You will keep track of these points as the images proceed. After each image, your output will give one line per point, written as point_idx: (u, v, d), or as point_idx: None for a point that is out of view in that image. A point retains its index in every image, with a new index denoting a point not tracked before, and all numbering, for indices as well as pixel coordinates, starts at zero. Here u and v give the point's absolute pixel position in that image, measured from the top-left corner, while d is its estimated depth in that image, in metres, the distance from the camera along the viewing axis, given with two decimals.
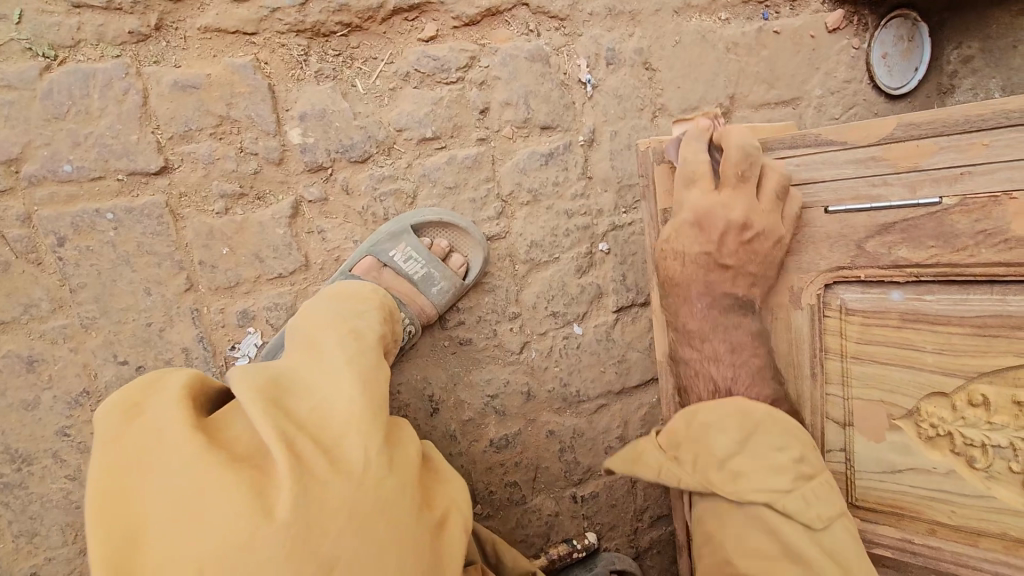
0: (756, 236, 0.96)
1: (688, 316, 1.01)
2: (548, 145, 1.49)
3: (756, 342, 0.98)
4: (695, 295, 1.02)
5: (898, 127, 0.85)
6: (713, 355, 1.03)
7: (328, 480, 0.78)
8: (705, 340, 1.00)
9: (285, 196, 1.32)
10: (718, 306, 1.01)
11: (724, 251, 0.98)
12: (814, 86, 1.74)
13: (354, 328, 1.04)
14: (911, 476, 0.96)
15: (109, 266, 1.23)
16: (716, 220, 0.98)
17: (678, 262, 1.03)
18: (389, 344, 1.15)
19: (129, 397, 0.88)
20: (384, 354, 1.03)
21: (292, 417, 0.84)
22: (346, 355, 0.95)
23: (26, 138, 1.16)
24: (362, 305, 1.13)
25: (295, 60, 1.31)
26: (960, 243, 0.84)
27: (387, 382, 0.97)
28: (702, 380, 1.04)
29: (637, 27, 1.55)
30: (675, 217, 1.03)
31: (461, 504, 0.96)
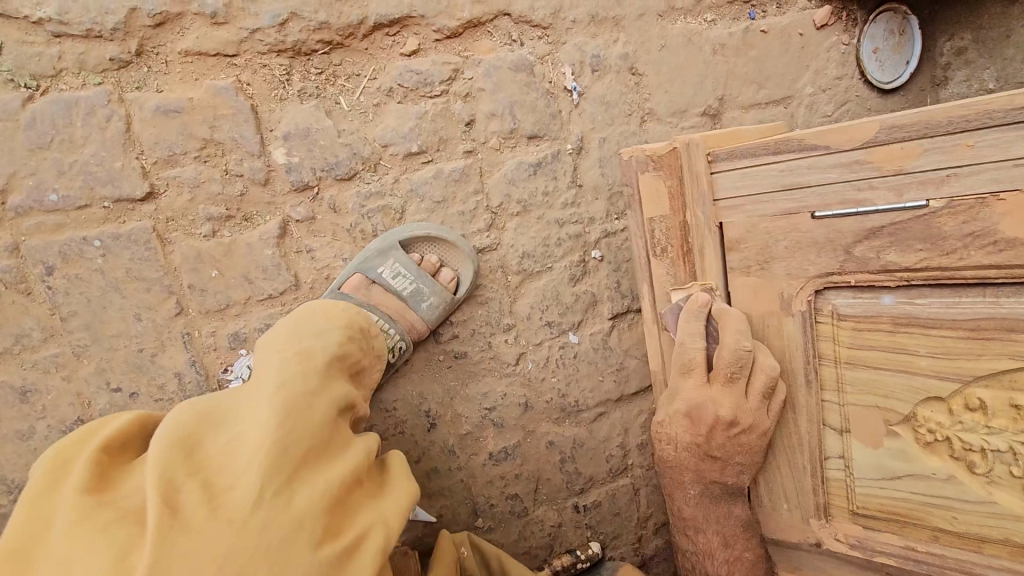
0: (717, 253, 1.04)
1: (654, 241, 1.08)
2: (537, 154, 1.48)
3: (713, 264, 1.04)
4: (668, 315, 1.07)
5: (881, 130, 0.83)
6: (694, 378, 1.04)
7: (201, 527, 0.74)
8: (669, 262, 1.07)
9: (273, 217, 1.32)
10: (695, 324, 1.03)
11: (686, 259, 1.06)
12: (805, 84, 1.72)
13: (304, 350, 1.01)
14: (910, 483, 0.94)
15: (99, 293, 1.23)
16: (683, 241, 1.06)
17: (649, 282, 1.10)
18: (354, 362, 1.11)
19: (61, 451, 0.89)
20: (326, 377, 0.99)
21: (190, 460, 0.82)
22: (275, 384, 0.92)
23: (10, 169, 1.17)
24: (331, 323, 1.11)
25: (278, 80, 1.31)
26: (950, 245, 0.82)
27: (323, 410, 0.93)
28: (671, 305, 1.07)
29: (622, 32, 1.54)
30: (644, 232, 1.10)
31: (389, 527, 0.90)
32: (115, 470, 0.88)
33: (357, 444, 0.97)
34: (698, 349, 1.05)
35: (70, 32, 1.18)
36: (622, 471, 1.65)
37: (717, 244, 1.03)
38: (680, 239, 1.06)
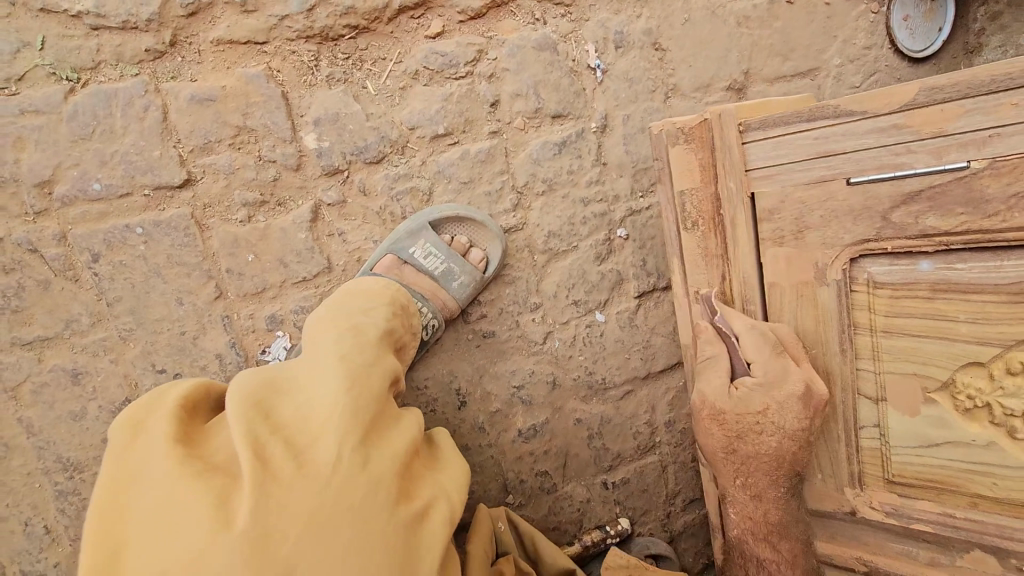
0: (817, 399, 0.99)
1: (755, 394, 0.99)
2: (561, 133, 1.48)
3: (814, 422, 1.00)
4: (761, 465, 1.02)
5: (921, 92, 0.82)
6: (765, 534, 1.06)
7: (293, 483, 0.78)
8: (781, 421, 0.98)
9: (305, 202, 1.34)
10: (774, 480, 1.03)
11: (794, 424, 0.99)
12: (832, 55, 1.69)
13: (356, 325, 1.05)
14: (949, 449, 0.94)
15: (142, 279, 1.28)
16: (786, 383, 0.98)
17: (742, 428, 1.01)
18: (399, 338, 1.14)
19: (137, 413, 0.91)
20: (384, 349, 1.03)
21: (272, 421, 0.87)
22: (339, 354, 0.96)
23: (56, 160, 1.21)
24: (373, 300, 1.14)
25: (306, 66, 1.33)
26: (992, 208, 0.81)
27: (383, 379, 0.97)
28: (762, 469, 1.02)
29: (644, 8, 1.53)
30: (739, 380, 1.01)
31: (451, 498, 0.94)
32: (197, 432, 0.91)
33: (415, 417, 1.01)
34: (772, 505, 1.05)
35: (107, 24, 1.21)
36: (650, 448, 1.66)
37: (818, 399, 0.99)
38: (791, 395, 0.98)
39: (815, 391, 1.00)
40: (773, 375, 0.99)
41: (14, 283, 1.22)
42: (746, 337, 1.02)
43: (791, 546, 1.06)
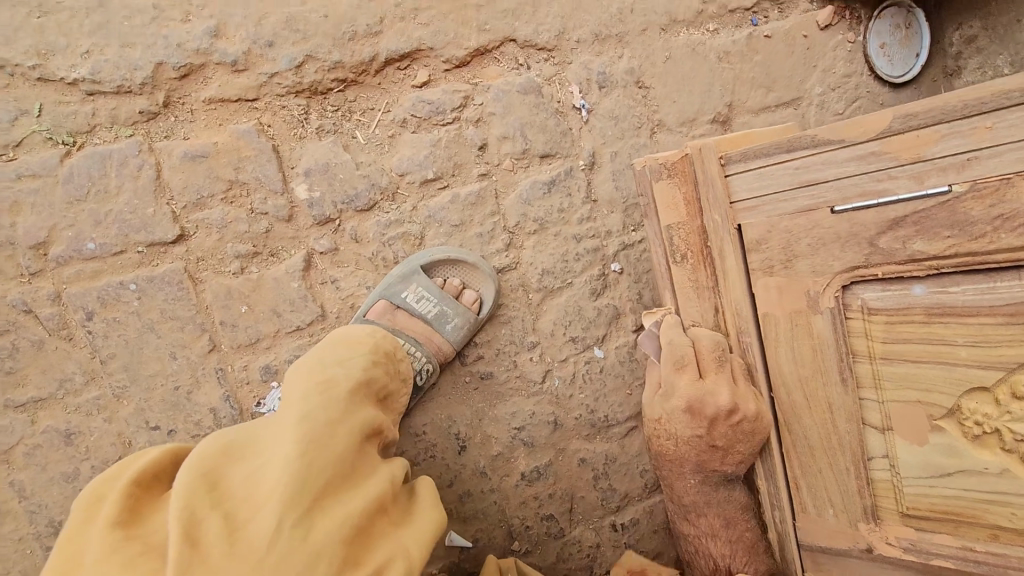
0: (743, 419, 1.04)
1: (677, 416, 1.08)
2: (549, 173, 1.50)
3: (741, 436, 1.06)
4: (688, 472, 1.14)
5: (895, 119, 0.83)
6: (710, 531, 1.19)
7: (222, 564, 0.76)
8: (695, 436, 1.08)
9: (297, 251, 1.35)
10: (709, 484, 1.15)
11: (714, 434, 1.06)
12: (813, 84, 1.72)
13: (327, 378, 1.02)
14: (962, 479, 0.90)
15: (136, 335, 1.28)
16: (706, 409, 1.05)
17: (671, 444, 1.13)
18: (379, 387, 1.11)
19: (98, 487, 0.91)
20: (352, 404, 1.00)
21: (218, 492, 0.84)
22: (296, 415, 0.92)
23: (51, 222, 1.24)
24: (355, 349, 1.12)
25: (297, 120, 1.36)
26: (978, 230, 0.80)
27: (345, 438, 0.93)
28: (692, 471, 1.14)
29: (625, 49, 1.57)
30: (666, 404, 1.11)
31: (409, 561, 0.90)
32: (151, 502, 0.90)
33: (379, 472, 0.97)
34: (712, 511, 1.17)
35: (103, 89, 1.25)
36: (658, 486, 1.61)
37: (744, 417, 1.04)
38: (712, 416, 1.04)
39: (760, 425, 1.06)
40: (692, 396, 1.06)
41: (8, 343, 1.24)
42: (666, 351, 1.11)
43: (740, 536, 1.17)
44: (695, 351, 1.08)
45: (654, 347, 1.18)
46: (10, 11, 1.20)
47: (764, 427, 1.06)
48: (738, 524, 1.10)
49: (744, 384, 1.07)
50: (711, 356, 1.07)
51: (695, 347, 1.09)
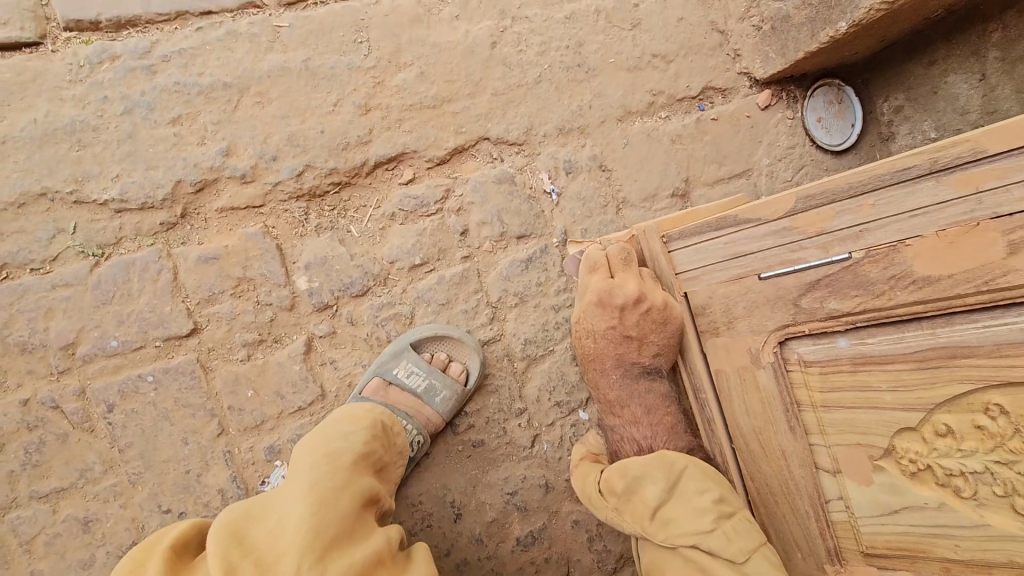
0: (651, 307, 1.17)
1: (592, 310, 1.27)
2: (526, 252, 1.65)
3: (651, 325, 1.19)
4: (610, 368, 1.31)
5: (798, 200, 0.98)
6: (633, 419, 1.32)
7: None
8: (609, 328, 1.25)
9: (299, 336, 1.49)
10: (629, 376, 1.30)
11: (627, 324, 1.21)
12: (761, 157, 1.87)
13: (333, 449, 1.13)
14: (908, 515, 0.98)
15: (151, 423, 1.40)
16: (615, 299, 1.21)
17: (591, 341, 1.31)
18: (378, 458, 1.22)
19: (137, 554, 1.01)
20: (359, 470, 1.13)
21: (246, 547, 0.97)
22: (310, 478, 1.05)
23: (80, 325, 1.39)
24: (356, 423, 1.22)
25: (297, 220, 1.53)
26: (877, 288, 0.93)
27: (352, 497, 1.06)
28: (612, 365, 1.30)
29: (587, 138, 1.72)
30: (584, 301, 1.29)
31: None
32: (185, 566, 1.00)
33: (383, 528, 1.09)
34: (635, 401, 1.31)
35: (129, 206, 1.43)
36: None
37: (652, 306, 1.17)
38: (621, 304, 1.20)
39: (673, 309, 1.18)
40: (604, 288, 1.23)
41: (37, 438, 1.36)
42: (585, 258, 1.29)
43: (660, 420, 1.29)
44: (607, 258, 1.26)
45: (593, 339, 1.37)
46: (53, 147, 1.41)
47: (674, 314, 1.18)
48: (671, 462, 1.19)
49: (653, 283, 1.21)
50: (619, 261, 1.23)
51: (608, 252, 1.25)
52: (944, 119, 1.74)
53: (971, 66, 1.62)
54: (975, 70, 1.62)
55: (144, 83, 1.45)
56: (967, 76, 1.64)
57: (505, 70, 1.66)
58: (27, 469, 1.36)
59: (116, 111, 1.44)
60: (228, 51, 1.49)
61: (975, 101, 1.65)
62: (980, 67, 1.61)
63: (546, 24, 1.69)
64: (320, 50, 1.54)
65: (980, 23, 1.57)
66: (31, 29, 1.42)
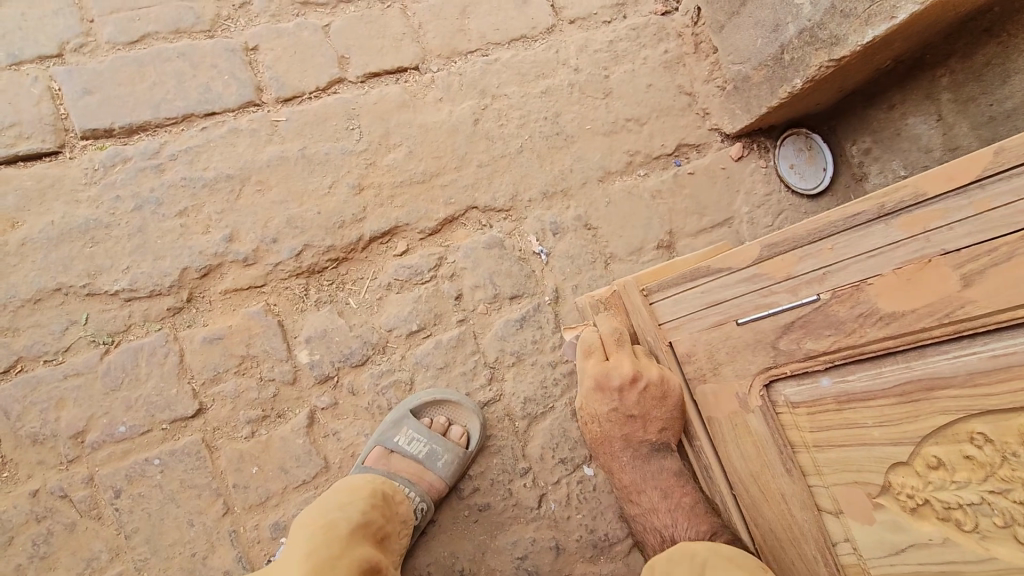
0: (647, 384, 1.20)
1: (592, 396, 1.28)
2: (520, 311, 1.69)
3: (650, 401, 1.22)
4: (620, 448, 1.33)
5: (762, 248, 1.07)
6: (652, 506, 1.33)
7: None
8: (611, 412, 1.28)
9: (302, 410, 1.52)
10: (640, 455, 1.32)
11: (629, 404, 1.24)
12: (739, 206, 1.92)
13: (328, 521, 1.25)
14: (915, 553, 0.95)
15: (158, 506, 1.42)
16: (613, 380, 1.23)
17: (597, 426, 1.33)
18: (378, 527, 1.31)
19: None
20: (353, 538, 1.24)
21: None
22: (305, 551, 1.17)
23: (90, 412, 1.44)
24: (352, 494, 1.33)
25: (297, 296, 1.59)
26: (849, 326, 0.98)
27: (347, 566, 1.17)
28: (621, 447, 1.33)
29: (572, 200, 1.80)
30: (583, 388, 1.30)
31: None
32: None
33: None
34: (651, 485, 1.32)
35: (138, 294, 1.51)
36: None
37: (648, 382, 1.20)
38: (619, 384, 1.22)
39: (670, 384, 1.22)
40: (599, 372, 1.25)
41: (44, 529, 1.38)
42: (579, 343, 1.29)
43: (678, 501, 1.29)
44: (601, 339, 1.26)
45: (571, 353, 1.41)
46: (69, 245, 1.50)
47: (671, 388, 1.21)
48: None
49: (648, 360, 1.24)
50: (612, 341, 1.24)
51: (586, 304, 1.34)
52: (913, 157, 1.76)
53: (928, 109, 1.67)
54: (932, 111, 1.66)
55: (154, 180, 1.57)
56: (926, 117, 1.68)
57: (489, 143, 1.77)
58: (33, 562, 1.36)
59: (128, 209, 1.54)
60: (230, 146, 1.62)
61: (937, 140, 1.67)
62: (936, 108, 1.65)
63: (523, 100, 1.82)
64: (317, 139, 1.66)
65: (928, 69, 1.63)
66: (51, 140, 1.55)
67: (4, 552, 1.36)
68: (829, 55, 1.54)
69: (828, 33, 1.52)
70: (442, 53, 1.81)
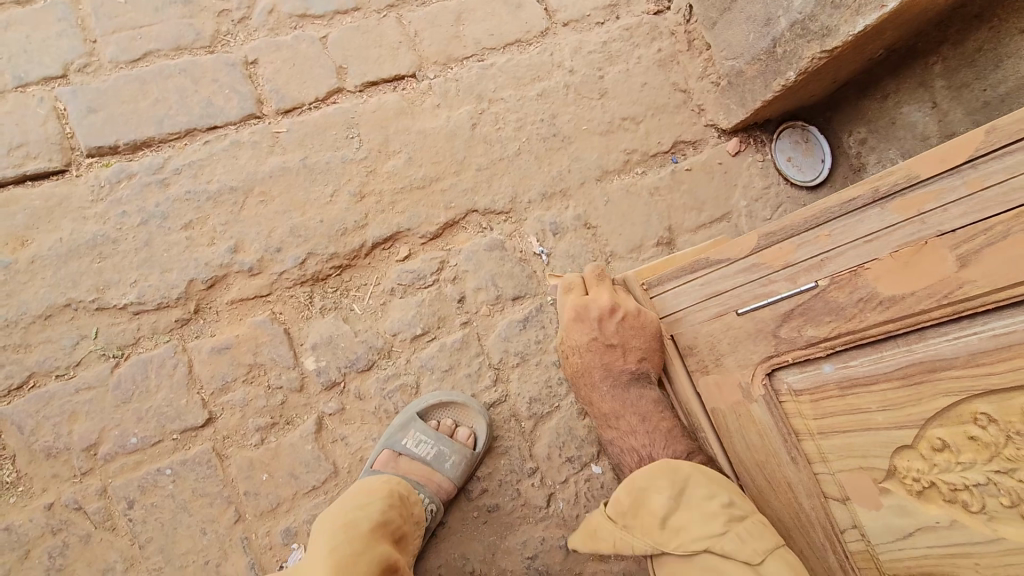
0: (625, 314, 1.26)
1: (574, 326, 1.32)
2: (522, 312, 1.71)
3: (631, 331, 1.25)
4: (600, 379, 1.33)
5: (760, 238, 1.10)
6: (630, 429, 1.32)
7: None
8: (590, 340, 1.31)
9: (309, 416, 1.54)
10: (623, 383, 1.31)
11: (608, 334, 1.27)
12: (738, 200, 1.92)
13: (351, 521, 1.26)
14: (923, 538, 0.94)
15: (170, 515, 1.44)
16: (591, 312, 1.29)
17: (579, 357, 1.35)
18: (396, 527, 1.32)
19: None
20: (376, 538, 1.25)
21: None
22: (328, 552, 1.18)
23: (102, 424, 1.46)
24: (373, 495, 1.33)
25: (302, 304, 1.61)
26: (848, 311, 0.99)
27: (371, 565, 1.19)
28: (602, 377, 1.32)
29: (570, 200, 1.81)
30: (564, 322, 1.36)
31: None
32: None
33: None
34: (629, 411, 1.31)
35: (146, 307, 1.53)
36: None
37: (626, 314, 1.26)
38: (598, 315, 1.28)
39: (646, 317, 1.26)
40: (578, 305, 1.31)
41: (60, 541, 1.39)
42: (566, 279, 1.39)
43: (658, 426, 1.29)
44: (583, 279, 1.37)
45: None
46: (77, 261, 1.53)
47: (647, 321, 1.25)
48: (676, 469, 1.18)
49: (626, 294, 1.32)
50: (594, 279, 1.35)
51: (585, 274, 1.37)
52: (910, 145, 1.75)
53: (923, 96, 1.67)
54: (926, 99, 1.66)
55: (159, 195, 1.59)
56: (920, 105, 1.68)
57: (487, 147, 1.79)
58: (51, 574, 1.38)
59: (134, 223, 1.57)
60: (233, 158, 1.65)
61: (933, 127, 1.67)
62: (930, 95, 1.65)
63: (520, 103, 1.84)
64: (317, 148, 1.69)
65: (921, 57, 1.63)
66: (58, 159, 1.58)
67: (22, 565, 1.38)
68: (821, 46, 1.55)
69: (819, 24, 1.53)
70: (438, 60, 1.83)
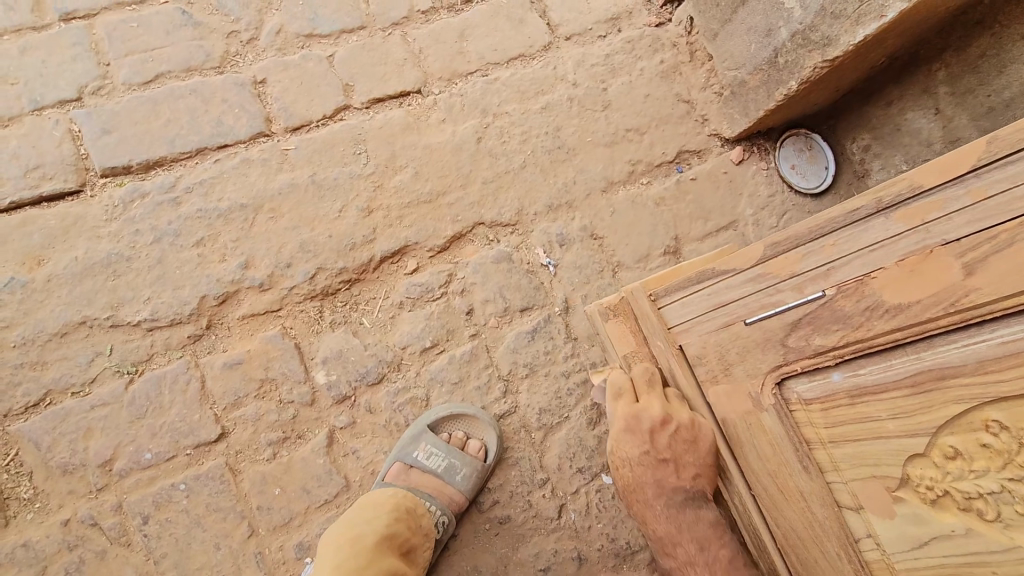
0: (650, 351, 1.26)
1: (625, 440, 1.27)
2: (530, 323, 1.71)
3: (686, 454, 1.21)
4: (656, 502, 1.27)
5: (767, 247, 1.10)
6: (689, 560, 1.26)
7: None
8: (643, 455, 1.26)
9: (321, 430, 1.55)
10: (683, 512, 1.26)
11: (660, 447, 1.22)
12: (743, 208, 1.93)
13: (357, 534, 1.31)
14: (938, 546, 0.94)
15: (185, 531, 1.45)
16: (644, 424, 1.23)
17: (629, 470, 1.30)
18: (403, 540, 1.35)
19: None
20: (382, 551, 1.29)
21: None
22: (334, 566, 1.24)
23: (117, 441, 1.48)
24: (379, 508, 1.37)
25: (312, 319, 1.63)
26: (855, 320, 0.99)
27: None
28: (655, 498, 1.27)
29: (576, 211, 1.83)
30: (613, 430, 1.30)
31: None
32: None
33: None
34: (687, 537, 1.25)
35: (160, 324, 1.55)
36: None
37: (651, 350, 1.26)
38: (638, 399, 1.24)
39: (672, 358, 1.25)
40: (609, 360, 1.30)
41: (76, 557, 1.41)
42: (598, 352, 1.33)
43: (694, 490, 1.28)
44: (631, 381, 1.28)
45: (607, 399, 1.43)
46: (92, 279, 1.55)
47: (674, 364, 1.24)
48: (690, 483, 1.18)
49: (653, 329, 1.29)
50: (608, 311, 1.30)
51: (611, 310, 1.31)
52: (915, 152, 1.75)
53: (926, 103, 1.67)
54: (929, 106, 1.66)
55: (171, 213, 1.62)
56: (924, 112, 1.68)
57: (493, 160, 1.81)
58: None
59: (147, 241, 1.59)
60: (243, 176, 1.67)
61: (936, 133, 1.67)
62: (933, 102, 1.65)
63: (524, 117, 1.86)
64: (325, 165, 1.71)
65: (923, 65, 1.65)
66: (73, 180, 1.61)
67: None
68: (822, 56, 1.56)
69: (820, 34, 1.55)
70: (443, 76, 1.86)
